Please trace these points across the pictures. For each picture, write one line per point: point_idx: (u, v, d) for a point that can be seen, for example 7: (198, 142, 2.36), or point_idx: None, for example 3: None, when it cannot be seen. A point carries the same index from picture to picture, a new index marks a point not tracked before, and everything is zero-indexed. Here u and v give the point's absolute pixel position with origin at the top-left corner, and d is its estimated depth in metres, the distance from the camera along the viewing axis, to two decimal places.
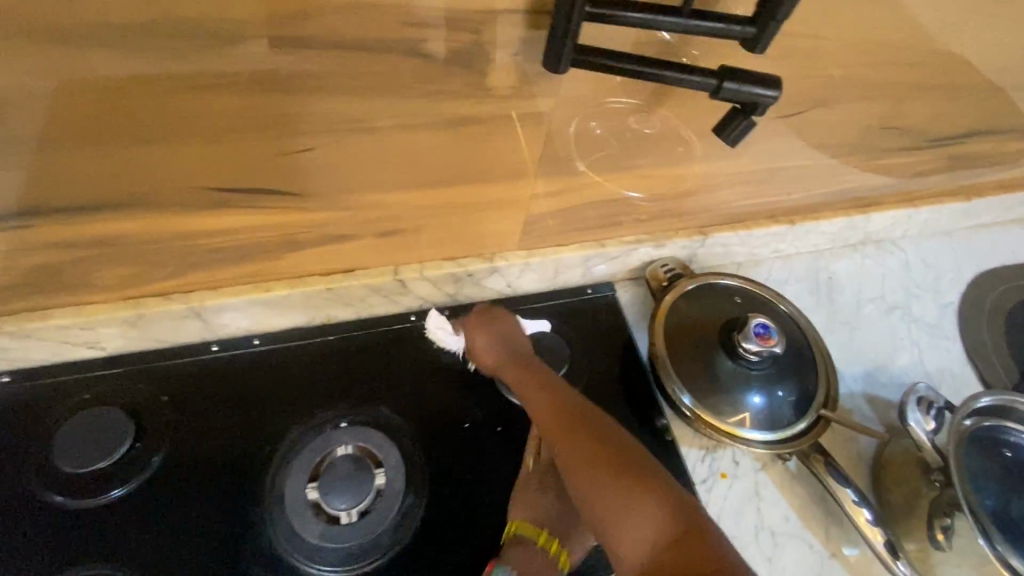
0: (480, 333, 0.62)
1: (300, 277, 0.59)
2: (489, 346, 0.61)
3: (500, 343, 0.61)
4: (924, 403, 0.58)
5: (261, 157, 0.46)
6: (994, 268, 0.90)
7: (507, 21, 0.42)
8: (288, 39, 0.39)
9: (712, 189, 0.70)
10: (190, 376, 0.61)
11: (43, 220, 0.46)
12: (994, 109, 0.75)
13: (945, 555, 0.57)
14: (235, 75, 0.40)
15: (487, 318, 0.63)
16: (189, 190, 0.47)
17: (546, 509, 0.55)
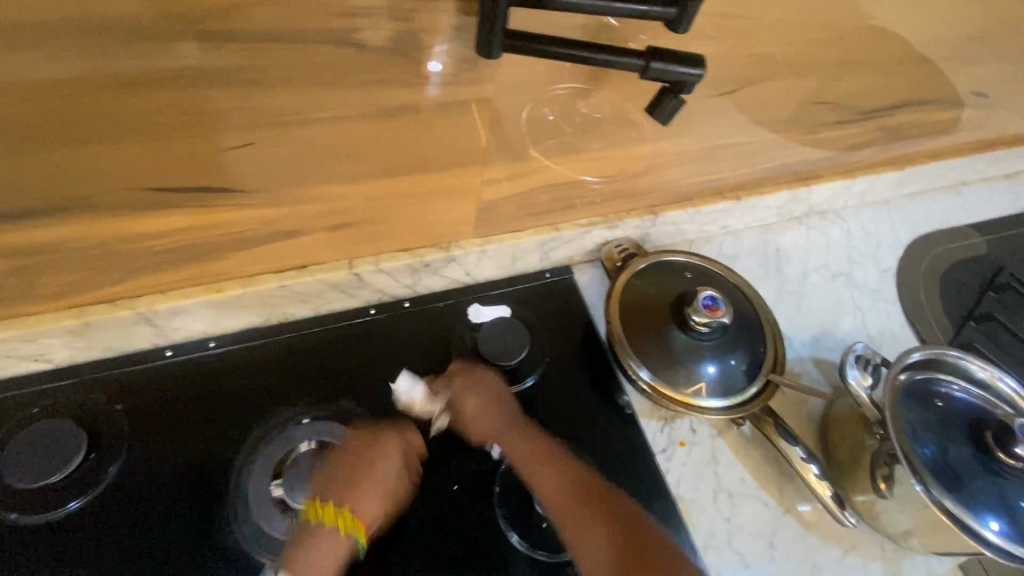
0: (470, 398, 0.61)
1: (252, 277, 0.58)
2: (484, 410, 0.61)
3: (495, 407, 0.61)
4: (861, 361, 0.62)
5: (200, 155, 0.45)
6: (929, 233, 0.96)
7: (436, 8, 0.42)
8: (213, 34, 0.39)
9: (659, 169, 0.72)
10: (144, 383, 0.60)
11: None
12: (917, 81, 0.79)
13: (887, 503, 0.61)
14: (165, 71, 0.40)
15: (470, 379, 0.62)
16: (125, 193, 0.46)
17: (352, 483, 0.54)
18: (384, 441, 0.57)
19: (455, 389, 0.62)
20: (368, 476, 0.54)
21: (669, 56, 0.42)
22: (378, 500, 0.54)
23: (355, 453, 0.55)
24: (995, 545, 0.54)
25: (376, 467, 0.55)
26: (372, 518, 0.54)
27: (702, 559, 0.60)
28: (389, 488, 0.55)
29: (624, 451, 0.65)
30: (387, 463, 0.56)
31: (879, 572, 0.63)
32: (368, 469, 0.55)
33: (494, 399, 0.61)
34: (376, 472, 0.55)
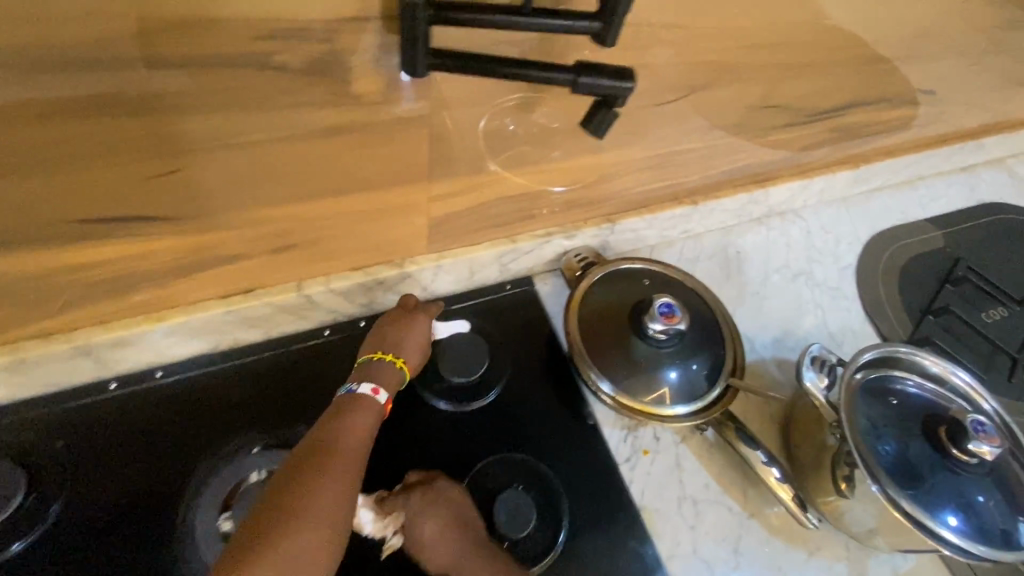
0: (428, 522, 0.55)
1: (198, 303, 0.57)
2: (440, 534, 0.54)
3: (450, 532, 0.55)
4: (817, 362, 0.62)
5: (127, 182, 0.45)
6: (887, 229, 0.97)
7: (358, 29, 0.43)
8: (127, 61, 0.38)
9: (612, 177, 0.73)
10: (87, 418, 0.58)
11: None
12: (859, 82, 0.81)
13: (849, 502, 0.61)
14: (84, 100, 0.39)
15: (431, 498, 0.56)
16: (51, 224, 0.45)
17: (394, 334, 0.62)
18: (416, 306, 0.65)
19: (410, 513, 0.56)
20: (419, 336, 0.63)
21: (593, 69, 0.43)
22: (420, 351, 0.63)
23: (400, 320, 0.63)
24: (952, 544, 0.54)
25: (417, 327, 0.63)
26: (414, 361, 0.62)
27: (667, 568, 0.60)
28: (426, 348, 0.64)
29: (586, 463, 0.64)
30: (423, 320, 0.64)
31: (843, 571, 0.63)
32: (410, 329, 0.62)
33: (450, 521, 0.55)
34: (418, 332, 0.63)
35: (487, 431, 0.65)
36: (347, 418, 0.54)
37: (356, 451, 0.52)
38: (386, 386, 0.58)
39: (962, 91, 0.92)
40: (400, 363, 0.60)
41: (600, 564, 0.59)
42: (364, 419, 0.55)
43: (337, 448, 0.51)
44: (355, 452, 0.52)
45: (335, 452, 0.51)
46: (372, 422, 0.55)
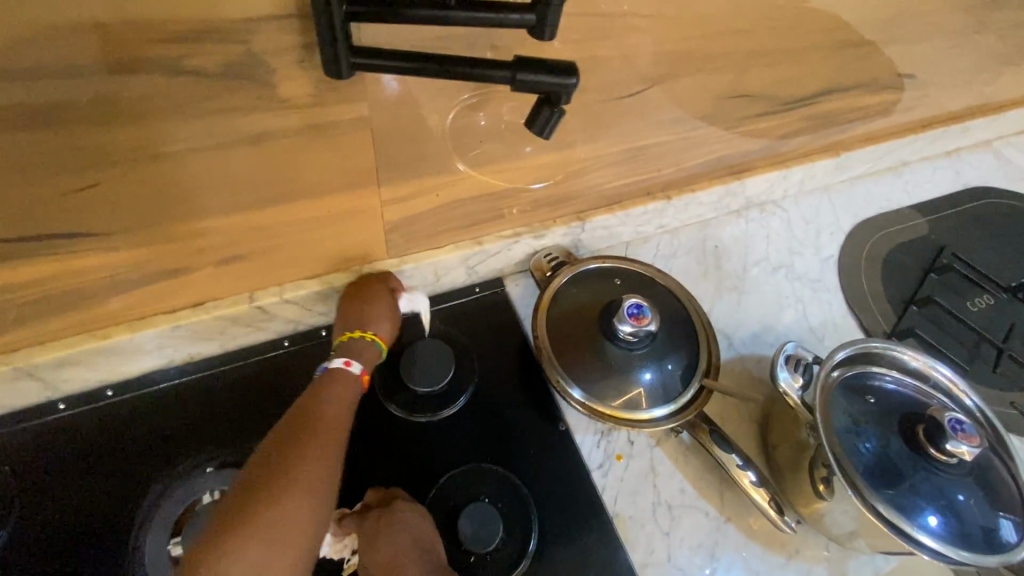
0: (383, 547, 0.52)
1: (142, 319, 0.55)
2: (393, 560, 0.52)
3: (404, 560, 0.52)
4: (791, 361, 0.60)
5: (40, 198, 0.42)
6: (870, 217, 0.95)
7: (272, 27, 0.39)
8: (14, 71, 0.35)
9: (580, 174, 0.70)
10: (34, 441, 0.56)
11: None
12: (837, 67, 0.77)
13: (827, 505, 0.59)
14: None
15: (387, 519, 0.54)
16: None
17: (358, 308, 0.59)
18: (379, 276, 0.62)
19: (365, 537, 0.54)
20: (386, 307, 0.61)
21: (531, 65, 0.40)
22: (391, 323, 0.61)
23: (357, 295, 0.60)
24: (930, 548, 0.52)
25: (381, 298, 0.60)
26: (387, 333, 0.61)
27: None
28: (396, 317, 0.62)
29: (557, 471, 0.63)
30: (388, 289, 0.62)
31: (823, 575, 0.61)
32: (375, 301, 0.60)
33: (404, 547, 0.52)
34: (382, 302, 0.60)
35: (454, 441, 0.63)
36: (327, 391, 0.54)
37: (336, 420, 0.52)
38: (361, 361, 0.57)
39: (944, 75, 0.90)
40: (371, 337, 0.59)
41: None
42: (344, 390, 0.54)
43: (319, 420, 0.51)
44: (338, 423, 0.52)
45: (318, 423, 0.51)
46: (354, 392, 0.55)
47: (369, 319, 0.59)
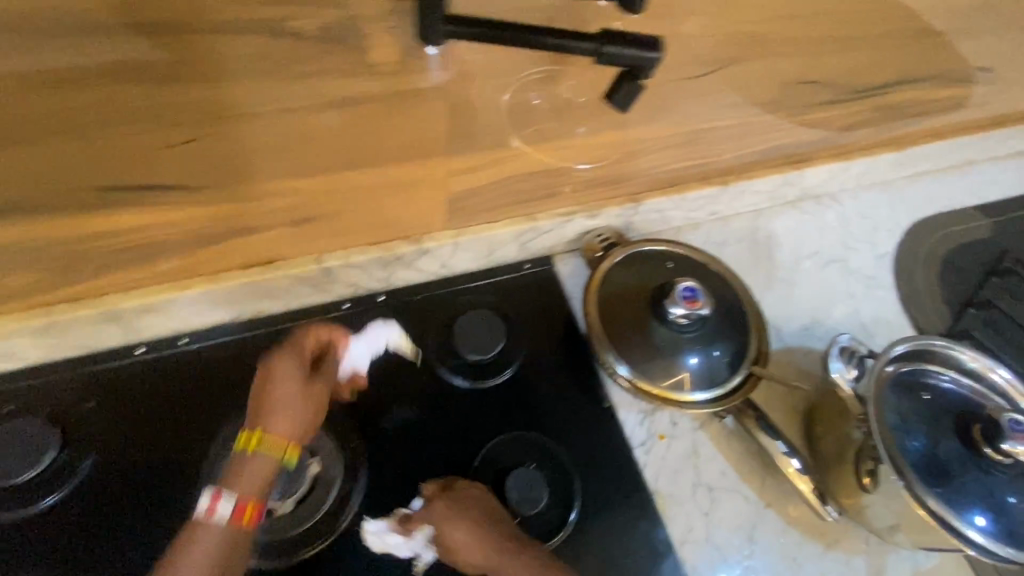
0: (456, 526, 0.54)
1: (219, 274, 0.57)
2: (468, 537, 0.54)
3: (479, 532, 0.54)
4: (845, 352, 0.60)
5: (148, 147, 0.47)
6: (930, 215, 0.92)
7: None
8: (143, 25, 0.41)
9: (638, 154, 0.70)
10: (117, 380, 0.60)
11: None
12: (908, 54, 0.75)
13: (871, 498, 0.59)
14: (112, 62, 0.42)
15: (453, 498, 0.56)
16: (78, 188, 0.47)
17: (275, 396, 0.54)
18: (296, 352, 0.58)
19: (434, 523, 0.55)
20: (281, 398, 0.54)
21: (619, 37, 0.41)
22: (287, 415, 0.54)
23: (270, 370, 0.56)
24: (978, 544, 0.52)
25: (278, 385, 0.55)
26: (288, 430, 0.53)
27: (677, 553, 0.59)
28: (301, 405, 0.54)
29: (601, 445, 0.64)
30: (295, 372, 0.56)
31: (861, 566, 0.62)
32: (271, 387, 0.55)
33: (474, 521, 0.54)
34: (278, 391, 0.54)
35: (502, 410, 0.65)
36: None
37: None
38: (242, 484, 0.51)
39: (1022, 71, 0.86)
40: (259, 442, 0.52)
41: (612, 545, 0.59)
42: (285, 412, 0.54)
43: None
44: None
45: None
46: (297, 407, 0.54)
47: (264, 415, 0.54)
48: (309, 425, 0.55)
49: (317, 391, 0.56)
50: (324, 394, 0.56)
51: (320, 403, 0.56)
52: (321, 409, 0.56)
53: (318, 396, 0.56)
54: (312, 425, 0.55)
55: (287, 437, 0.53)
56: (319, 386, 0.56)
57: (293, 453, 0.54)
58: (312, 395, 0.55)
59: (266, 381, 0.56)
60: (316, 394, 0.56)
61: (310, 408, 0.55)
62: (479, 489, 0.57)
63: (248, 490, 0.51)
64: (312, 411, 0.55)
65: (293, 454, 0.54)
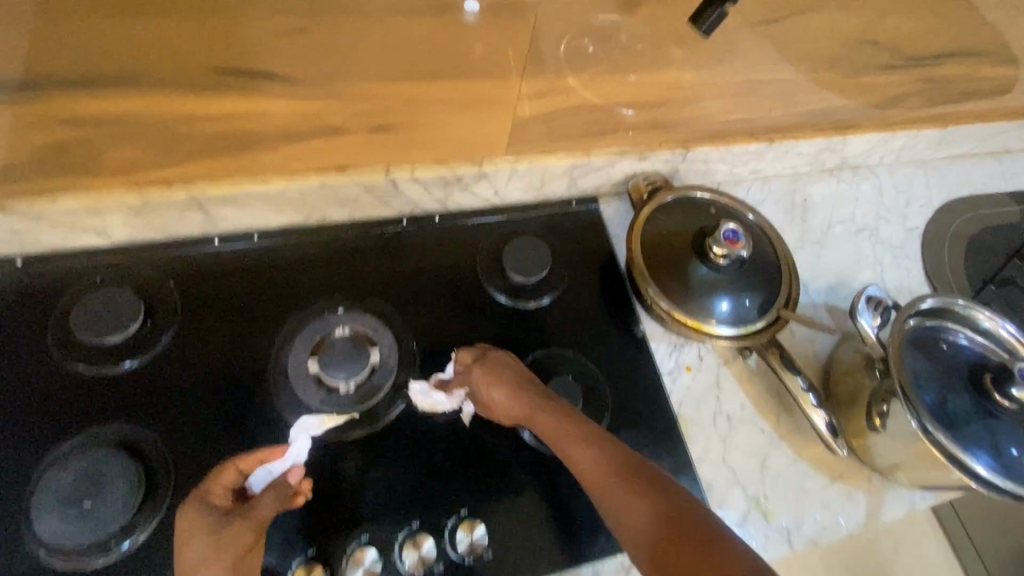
0: (493, 387, 0.58)
1: (294, 175, 0.60)
2: (505, 394, 0.58)
3: (513, 390, 0.57)
4: (873, 303, 0.64)
5: (268, 37, 0.55)
6: (963, 196, 0.95)
7: None
8: None
9: (694, 101, 0.73)
10: (196, 265, 0.65)
11: (74, 91, 0.51)
12: (950, 26, 0.80)
13: (877, 437, 0.64)
14: None
15: (489, 362, 0.60)
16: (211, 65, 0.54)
17: (190, 563, 0.46)
18: (207, 498, 0.51)
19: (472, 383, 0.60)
20: (196, 559, 0.46)
21: None
22: None
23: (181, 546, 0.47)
24: (980, 476, 0.56)
25: (190, 546, 0.47)
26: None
27: (696, 470, 0.64)
28: (219, 558, 0.46)
29: (632, 369, 0.69)
30: (205, 521, 0.48)
31: (862, 500, 0.67)
32: (184, 554, 0.47)
33: (507, 381, 0.58)
34: (191, 552, 0.47)
35: (543, 328, 0.70)
36: None
37: None
38: None
39: None
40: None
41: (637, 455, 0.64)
42: (195, 556, 0.46)
43: None
44: None
45: None
46: (201, 544, 0.47)
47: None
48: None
49: (233, 532, 0.47)
50: (248, 534, 0.48)
51: (243, 549, 0.47)
52: (249, 548, 0.47)
53: (239, 538, 0.47)
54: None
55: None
56: (238, 524, 0.48)
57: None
58: (229, 541, 0.47)
59: (184, 541, 0.48)
60: (235, 536, 0.47)
61: (232, 560, 0.46)
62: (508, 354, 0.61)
63: None
64: (235, 564, 0.46)
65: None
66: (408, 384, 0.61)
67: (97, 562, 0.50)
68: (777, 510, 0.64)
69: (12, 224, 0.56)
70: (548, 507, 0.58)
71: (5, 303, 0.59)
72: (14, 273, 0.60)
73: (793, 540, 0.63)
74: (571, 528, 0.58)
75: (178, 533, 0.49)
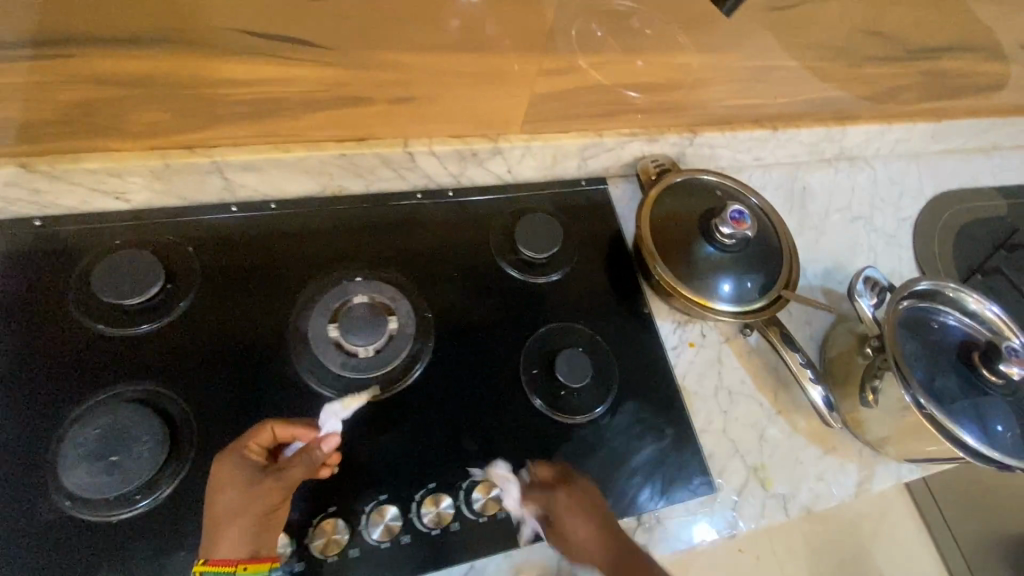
0: (580, 522, 0.55)
1: (316, 141, 0.63)
2: (590, 534, 0.54)
3: (598, 532, 0.55)
4: (870, 282, 0.68)
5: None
6: (953, 189, 0.98)
7: None
8: None
9: (702, 85, 0.75)
10: (213, 232, 0.65)
11: (71, 51, 0.47)
12: (966, 25, 0.79)
13: (870, 411, 0.68)
14: None
15: (578, 494, 0.56)
16: (223, 27, 0.49)
17: (224, 508, 0.50)
18: (244, 451, 0.53)
19: (552, 512, 0.56)
20: (229, 507, 0.50)
21: None
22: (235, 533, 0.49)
23: (217, 492, 0.51)
24: (969, 446, 0.58)
25: (225, 493, 0.50)
26: (236, 548, 0.48)
27: (698, 440, 0.67)
28: (247, 513, 0.49)
29: (638, 344, 0.71)
30: (240, 473, 0.51)
31: (854, 472, 0.70)
32: (220, 501, 0.50)
33: (595, 520, 0.55)
34: (225, 501, 0.50)
35: (552, 302, 0.71)
36: None
37: None
38: (227, 546, 0.49)
39: None
40: (207, 565, 0.47)
41: (642, 426, 0.66)
42: (228, 506, 0.50)
43: None
44: None
45: None
46: (237, 496, 0.50)
47: (213, 533, 0.49)
48: (263, 533, 0.50)
49: (264, 492, 0.50)
50: (278, 494, 0.51)
51: (272, 506, 0.50)
52: (278, 507, 0.51)
53: (269, 497, 0.50)
54: (268, 531, 0.50)
55: (238, 558, 0.48)
56: (271, 484, 0.50)
57: (253, 566, 0.48)
58: (260, 499, 0.50)
59: (219, 488, 0.51)
60: (265, 495, 0.50)
61: (260, 514, 0.50)
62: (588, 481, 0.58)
63: (232, 550, 0.48)
64: (264, 518, 0.50)
65: (251, 566, 0.48)
66: (423, 350, 0.64)
67: (124, 515, 0.51)
68: (774, 479, 0.67)
69: (34, 183, 0.57)
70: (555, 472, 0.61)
71: (25, 262, 0.59)
72: (34, 233, 0.61)
73: (789, 507, 0.66)
74: None
75: (215, 479, 0.51)
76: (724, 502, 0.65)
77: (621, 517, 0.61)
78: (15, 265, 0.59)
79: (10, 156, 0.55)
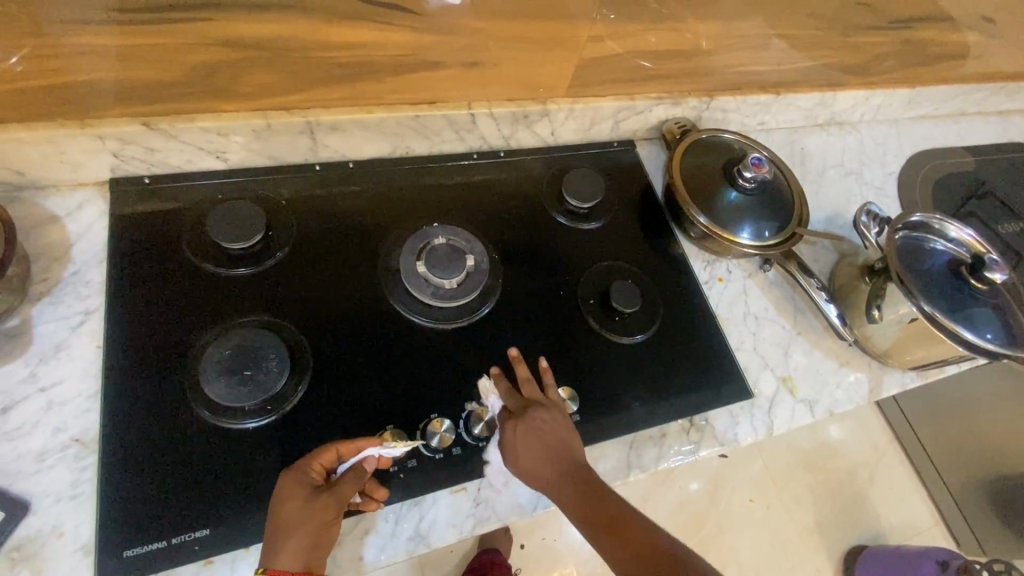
0: (518, 438, 0.60)
1: (393, 105, 0.72)
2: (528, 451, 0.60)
3: (548, 454, 0.60)
4: (872, 215, 0.79)
5: None
6: (929, 148, 1.11)
7: None
8: None
9: (721, 52, 0.84)
10: (299, 188, 0.73)
11: (208, 17, 0.55)
12: None
13: (876, 326, 0.78)
14: None
15: (525, 420, 0.61)
16: None
17: (282, 525, 0.52)
18: (307, 470, 0.55)
19: (508, 439, 0.61)
20: (289, 519, 0.52)
21: None
22: (294, 545, 0.51)
23: (275, 508, 0.53)
24: (965, 338, 0.69)
25: (285, 506, 0.53)
26: (293, 559, 0.51)
27: (735, 357, 0.77)
28: (307, 525, 0.52)
29: (676, 279, 0.81)
30: (303, 487, 0.54)
31: (865, 378, 0.81)
32: (279, 513, 0.53)
33: (551, 440, 0.61)
34: (285, 512, 0.53)
35: (597, 245, 0.80)
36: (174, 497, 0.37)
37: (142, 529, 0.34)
38: (284, 559, 0.51)
39: (1019, 31, 1.03)
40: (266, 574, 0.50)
41: (682, 347, 0.75)
42: (285, 529, 0.52)
43: None
44: None
45: None
46: (294, 516, 0.52)
47: (272, 544, 0.52)
48: (316, 549, 0.53)
49: (324, 509, 0.54)
50: (332, 510, 0.54)
51: (326, 521, 0.54)
52: (331, 524, 0.54)
53: (325, 513, 0.54)
54: (320, 547, 0.53)
55: (294, 569, 0.51)
56: (327, 500, 0.54)
57: None
58: (319, 513, 0.53)
59: (280, 505, 0.53)
60: (322, 512, 0.53)
61: (317, 530, 0.53)
62: (559, 410, 0.63)
63: (291, 561, 0.51)
64: (319, 533, 0.53)
65: None
66: (495, 285, 0.72)
67: (253, 424, 0.58)
68: (799, 387, 0.77)
69: (150, 142, 0.64)
70: (614, 384, 0.71)
71: (140, 216, 0.66)
72: (144, 190, 0.68)
73: (815, 410, 0.77)
74: (630, 401, 0.70)
75: (276, 495, 0.54)
76: (761, 407, 0.74)
77: (675, 420, 0.71)
78: (130, 219, 0.66)
79: (132, 116, 0.62)
